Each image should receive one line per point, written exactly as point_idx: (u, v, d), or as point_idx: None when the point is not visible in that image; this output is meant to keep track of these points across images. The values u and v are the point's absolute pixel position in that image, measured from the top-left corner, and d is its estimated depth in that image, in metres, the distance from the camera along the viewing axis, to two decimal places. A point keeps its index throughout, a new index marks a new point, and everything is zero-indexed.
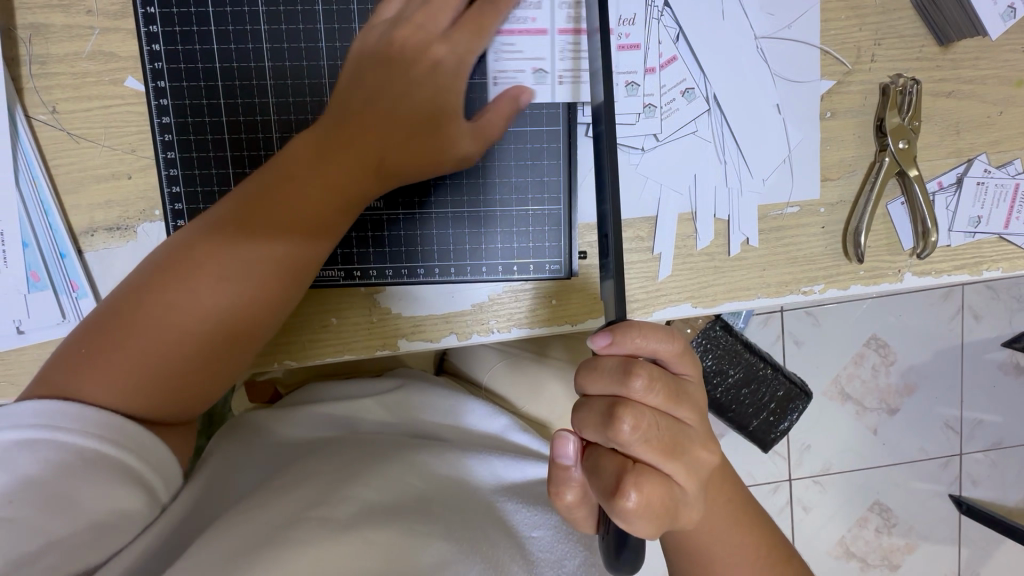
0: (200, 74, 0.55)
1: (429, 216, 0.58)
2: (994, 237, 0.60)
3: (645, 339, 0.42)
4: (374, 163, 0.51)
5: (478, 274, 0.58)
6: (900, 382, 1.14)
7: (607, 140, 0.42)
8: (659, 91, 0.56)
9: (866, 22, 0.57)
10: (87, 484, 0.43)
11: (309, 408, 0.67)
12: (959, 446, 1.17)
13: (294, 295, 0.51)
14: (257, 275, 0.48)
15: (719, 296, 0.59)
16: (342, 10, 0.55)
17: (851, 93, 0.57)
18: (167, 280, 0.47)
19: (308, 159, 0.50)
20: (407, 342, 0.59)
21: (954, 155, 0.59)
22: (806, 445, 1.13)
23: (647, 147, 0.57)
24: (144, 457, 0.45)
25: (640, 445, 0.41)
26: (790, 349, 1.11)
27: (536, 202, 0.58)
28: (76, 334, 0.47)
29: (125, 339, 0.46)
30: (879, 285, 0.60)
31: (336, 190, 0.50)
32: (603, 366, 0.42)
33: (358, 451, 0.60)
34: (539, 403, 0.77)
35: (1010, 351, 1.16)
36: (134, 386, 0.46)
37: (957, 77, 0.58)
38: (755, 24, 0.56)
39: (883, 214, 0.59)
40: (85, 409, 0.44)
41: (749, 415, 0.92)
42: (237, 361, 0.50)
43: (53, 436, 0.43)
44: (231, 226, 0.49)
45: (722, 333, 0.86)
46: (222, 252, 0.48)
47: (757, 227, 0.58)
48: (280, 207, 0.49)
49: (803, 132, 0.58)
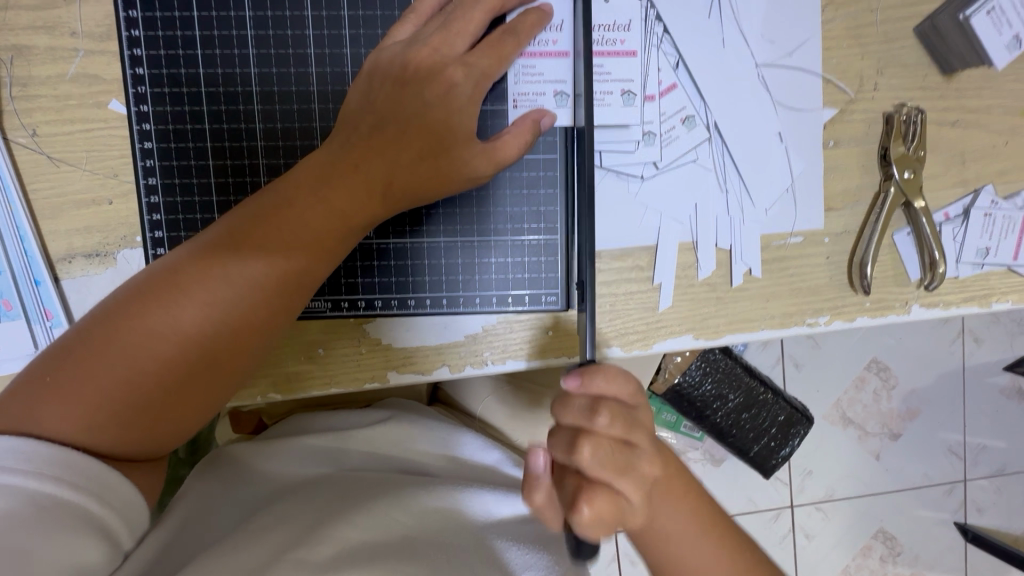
0: (187, 98, 0.54)
1: (421, 244, 0.56)
2: (1003, 269, 0.58)
3: (610, 381, 0.40)
4: (372, 191, 0.49)
5: (471, 304, 0.56)
6: (902, 407, 1.12)
7: (588, 179, 0.42)
8: (658, 119, 0.54)
9: (868, 50, 0.55)
10: (44, 534, 0.40)
11: (293, 441, 0.64)
12: (964, 472, 1.14)
13: (280, 326, 0.48)
14: (242, 306, 0.46)
15: (721, 328, 0.57)
16: (334, 35, 0.54)
17: (853, 122, 0.56)
18: (148, 306, 0.45)
19: (306, 183, 0.48)
20: (397, 374, 0.57)
21: (960, 185, 0.57)
22: (807, 471, 1.10)
23: (646, 176, 0.55)
24: (106, 498, 0.43)
25: (598, 470, 0.39)
26: (790, 371, 1.09)
27: (531, 230, 0.56)
28: (44, 360, 0.45)
29: (96, 369, 0.43)
30: (886, 317, 0.59)
31: (330, 217, 0.48)
32: (573, 403, 0.40)
33: (340, 490, 0.58)
34: (531, 434, 0.75)
35: (1013, 376, 1.14)
36: (107, 421, 0.43)
37: (961, 106, 0.56)
38: (756, 52, 0.55)
39: (888, 245, 0.58)
40: (44, 447, 0.41)
41: (749, 440, 0.91)
42: (217, 395, 0.48)
43: (4, 482, 0.40)
44: (218, 252, 0.46)
45: (722, 362, 0.84)
46: (205, 281, 0.45)
47: (760, 257, 0.57)
48: (273, 233, 0.47)
49: (805, 162, 0.56)
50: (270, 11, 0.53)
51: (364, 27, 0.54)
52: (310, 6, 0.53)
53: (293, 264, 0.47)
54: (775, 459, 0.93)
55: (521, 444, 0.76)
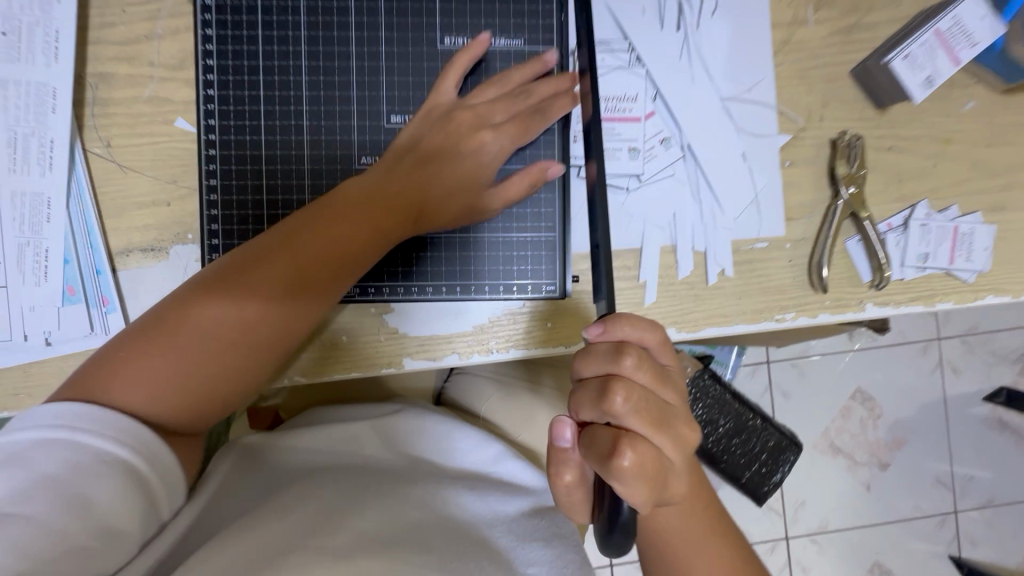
0: (245, 114, 0.62)
1: (438, 239, 0.63)
2: (942, 271, 0.67)
3: (632, 326, 0.40)
4: (402, 206, 0.57)
5: (481, 292, 0.63)
6: (888, 436, 1.43)
7: (598, 171, 0.50)
8: (641, 138, 0.64)
9: (814, 88, 0.66)
10: (104, 488, 0.45)
11: (306, 436, 0.71)
12: (955, 503, 1.44)
13: (316, 318, 0.55)
14: (285, 300, 0.53)
15: (700, 322, 0.65)
16: (373, 64, 0.63)
17: (805, 146, 0.66)
18: (211, 298, 0.52)
19: (349, 200, 0.56)
20: (412, 360, 0.63)
21: (898, 200, 0.67)
22: (800, 501, 1.41)
23: (631, 187, 0.64)
24: (154, 464, 0.48)
25: (633, 417, 0.37)
26: (778, 401, 1.42)
27: (534, 228, 0.63)
28: (111, 345, 0.51)
29: (162, 349, 0.50)
30: (844, 314, 0.67)
31: (365, 226, 0.56)
32: (596, 351, 0.39)
33: (352, 482, 0.64)
34: (531, 432, 0.80)
35: (990, 408, 1.45)
36: (168, 395, 0.50)
37: (895, 134, 0.67)
38: (720, 87, 0.65)
39: (841, 250, 0.67)
40: (111, 413, 0.47)
41: (740, 468, 1.11)
42: (258, 376, 0.54)
43: (74, 438, 0.45)
44: (266, 254, 0.53)
45: (715, 390, 1.06)
46: (254, 278, 0.52)
47: (732, 259, 0.65)
48: (322, 241, 0.54)
49: (766, 179, 0.66)
50: (321, 45, 0.63)
51: (398, 61, 0.64)
52: (353, 38, 0.63)
53: (332, 265, 0.54)
54: (764, 484, 1.12)
55: (522, 441, 0.80)
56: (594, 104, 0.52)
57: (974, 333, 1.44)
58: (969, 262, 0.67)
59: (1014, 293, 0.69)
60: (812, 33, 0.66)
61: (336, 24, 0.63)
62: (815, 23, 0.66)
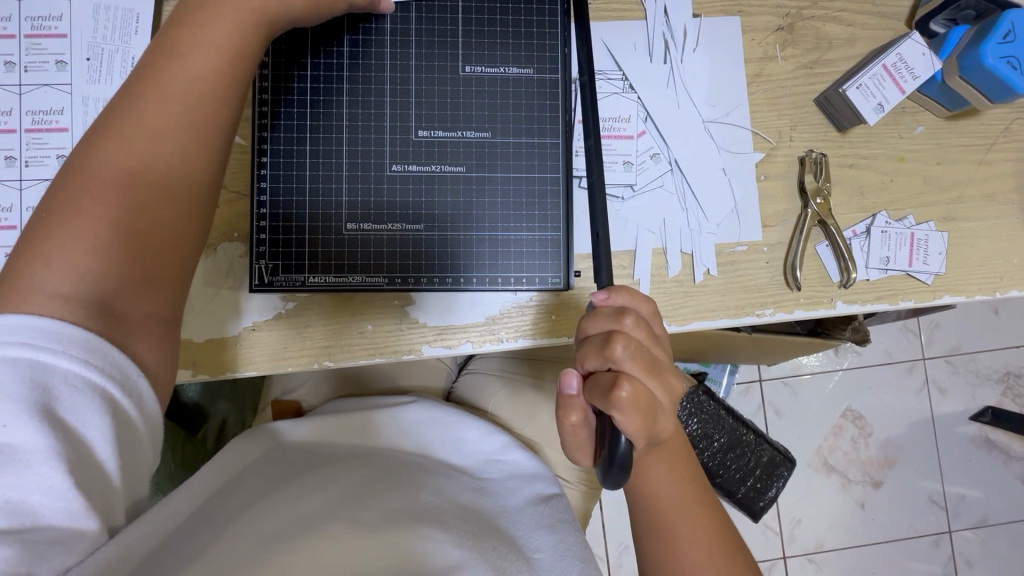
0: (287, 113, 0.65)
1: (457, 237, 0.67)
2: (903, 273, 0.75)
3: (630, 296, 0.50)
4: (253, 19, 0.55)
5: (496, 284, 0.68)
6: (880, 455, 1.48)
7: (597, 175, 0.60)
8: (635, 153, 0.73)
9: (784, 113, 0.76)
10: (88, 420, 0.43)
11: (328, 424, 0.76)
12: (948, 523, 1.48)
13: (229, 118, 0.55)
14: (191, 118, 0.52)
15: (689, 316, 0.73)
16: (403, 73, 0.66)
17: (778, 162, 0.76)
18: (98, 163, 0.49)
19: (169, 30, 0.54)
20: (429, 348, 0.69)
21: (860, 210, 0.76)
22: (797, 519, 1.46)
23: (626, 197, 0.73)
24: (139, 405, 0.46)
25: (630, 362, 0.46)
26: (772, 417, 1.48)
27: (544, 228, 0.68)
28: (24, 237, 0.48)
29: (64, 229, 0.47)
30: (817, 310, 0.75)
31: (229, 36, 0.54)
32: (601, 312, 0.49)
33: (370, 467, 0.68)
34: (534, 424, 0.88)
35: (977, 426, 1.50)
36: (89, 276, 0.47)
37: (854, 153, 0.76)
38: (702, 111, 0.75)
39: (813, 254, 0.75)
40: (60, 326, 0.44)
41: (736, 481, 1.22)
42: (200, 216, 0.53)
43: (40, 359, 0.42)
44: (147, 102, 0.51)
45: (709, 405, 1.16)
46: (152, 115, 0.51)
47: (715, 260, 0.74)
48: (184, 70, 0.52)
49: (744, 191, 0.75)
50: None
51: (425, 72, 0.67)
52: (388, 48, 0.66)
53: (210, 94, 0.53)
54: (760, 501, 1.26)
55: (525, 432, 0.87)
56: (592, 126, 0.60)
57: (955, 353, 1.51)
58: (926, 265, 0.76)
59: (969, 293, 0.77)
60: (780, 67, 0.76)
61: (370, 32, 0.66)
62: (783, 59, 0.76)
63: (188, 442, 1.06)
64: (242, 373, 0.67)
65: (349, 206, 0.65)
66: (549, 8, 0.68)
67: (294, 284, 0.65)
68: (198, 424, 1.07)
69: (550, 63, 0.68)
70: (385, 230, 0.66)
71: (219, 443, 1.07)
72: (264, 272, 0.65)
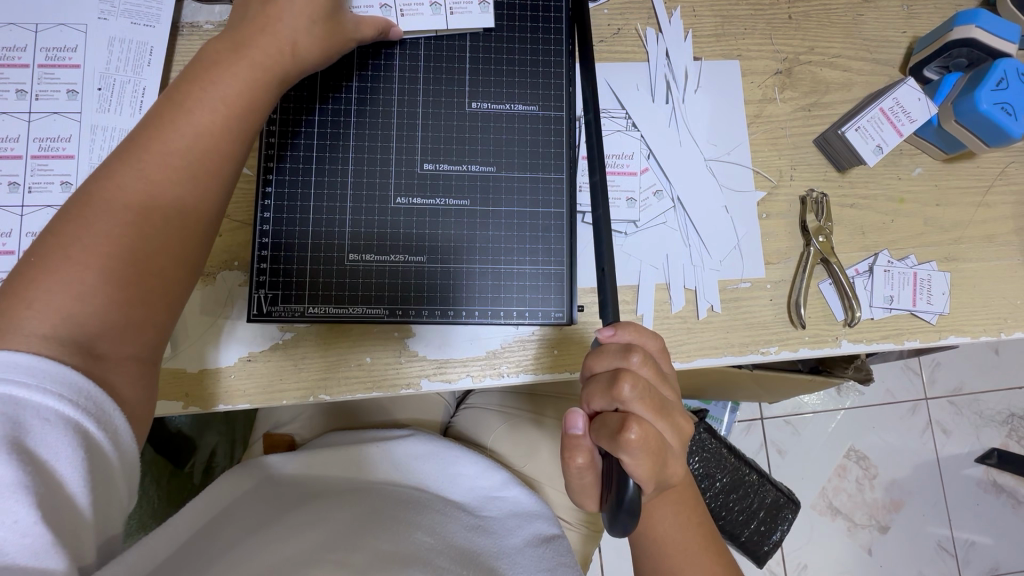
0: (294, 144, 0.65)
1: (462, 269, 0.66)
2: (907, 312, 0.75)
3: (638, 333, 0.49)
4: (264, 71, 0.55)
5: (499, 317, 0.67)
6: (887, 498, 1.44)
7: (603, 211, 0.59)
8: (638, 189, 0.74)
9: (784, 153, 0.77)
10: (59, 455, 0.41)
11: (323, 458, 0.74)
12: (959, 570, 1.43)
13: (231, 169, 0.54)
14: (194, 168, 0.52)
15: (692, 353, 0.72)
16: (411, 108, 0.67)
17: (779, 201, 0.76)
18: (91, 204, 0.49)
19: (181, 79, 0.53)
20: (429, 381, 0.67)
21: (862, 249, 0.76)
22: (803, 565, 1.40)
23: (630, 232, 0.73)
24: (113, 442, 0.44)
25: (637, 402, 0.45)
26: (776, 457, 1.44)
27: (546, 261, 0.67)
28: (14, 271, 0.47)
29: (49, 269, 0.46)
30: (823, 349, 0.74)
31: (238, 87, 0.54)
32: (608, 349, 0.48)
33: (364, 504, 0.65)
34: (534, 462, 0.85)
35: (984, 469, 1.47)
36: (69, 319, 0.45)
37: (854, 193, 0.77)
38: (703, 150, 0.76)
39: (816, 292, 0.75)
40: (37, 361, 0.42)
41: (740, 524, 1.18)
42: (191, 263, 0.52)
43: (11, 392, 0.41)
44: (147, 146, 0.51)
45: (711, 444, 1.14)
46: (151, 160, 0.50)
47: (719, 296, 0.73)
48: (189, 119, 0.52)
49: (747, 228, 0.75)
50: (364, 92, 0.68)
51: (433, 107, 0.68)
52: (396, 84, 0.67)
53: (212, 144, 0.52)
54: (764, 546, 1.21)
55: (525, 470, 0.85)
56: (597, 161, 0.61)
57: (958, 394, 1.49)
58: (930, 304, 0.75)
59: (974, 333, 0.76)
60: (779, 109, 0.78)
61: (380, 68, 0.67)
62: (782, 101, 0.78)
63: (173, 476, 1.02)
64: (235, 405, 0.65)
65: (352, 236, 0.65)
66: (554, 49, 0.70)
67: (294, 314, 0.64)
68: (186, 457, 1.04)
69: (555, 101, 0.69)
70: (387, 261, 0.65)
71: (206, 477, 1.04)
72: (264, 301, 0.64)
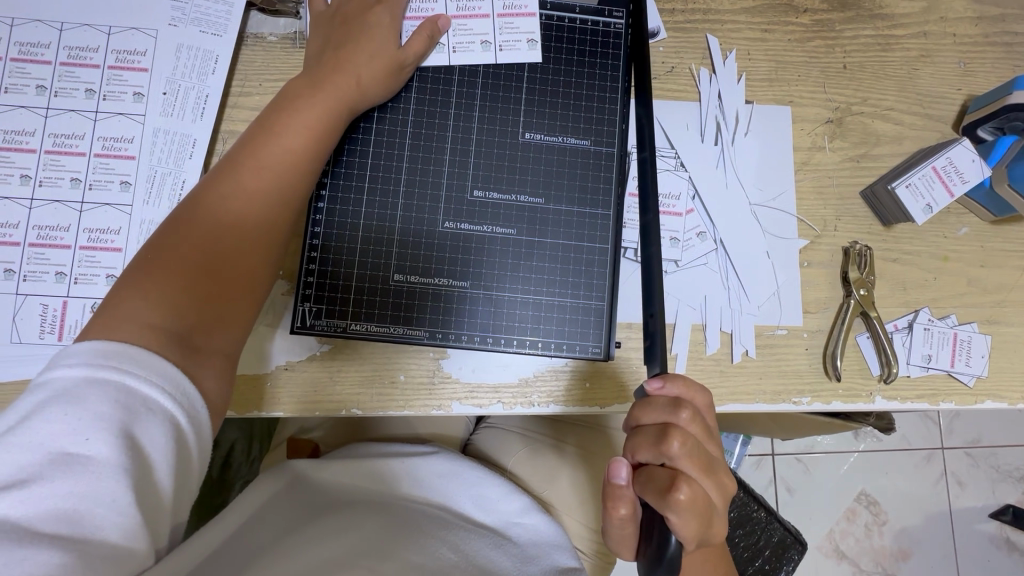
0: (349, 162, 0.66)
1: (505, 297, 0.67)
2: (944, 372, 0.74)
3: (687, 385, 0.50)
4: (341, 101, 0.62)
5: (535, 347, 0.67)
6: (896, 546, 1.42)
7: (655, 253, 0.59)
8: (682, 229, 0.74)
9: (829, 204, 0.77)
10: (154, 444, 0.44)
11: (349, 464, 0.75)
12: None
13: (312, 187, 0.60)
14: (283, 185, 0.58)
15: (724, 397, 0.72)
16: (466, 133, 0.68)
17: (822, 250, 0.76)
18: (198, 215, 0.55)
19: (273, 108, 0.60)
20: (459, 404, 0.68)
21: (903, 305, 0.76)
22: None
23: (670, 270, 0.74)
24: (198, 438, 0.47)
25: (685, 459, 0.46)
26: (785, 496, 1.43)
27: (586, 295, 0.68)
28: (128, 271, 0.52)
29: (160, 270, 0.52)
30: (856, 403, 0.73)
31: (320, 114, 0.60)
32: (656, 402, 0.48)
33: (388, 519, 0.65)
34: (553, 489, 0.85)
35: (998, 525, 1.44)
36: (173, 316, 0.51)
37: (898, 248, 0.77)
38: (749, 194, 0.76)
39: (853, 345, 0.74)
40: (144, 354, 0.46)
41: (745, 561, 1.15)
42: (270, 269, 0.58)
43: (123, 381, 0.44)
44: (243, 167, 0.57)
45: None
46: (249, 179, 0.57)
47: (754, 341, 0.73)
48: (280, 143, 0.58)
49: (787, 275, 0.75)
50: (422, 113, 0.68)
51: (487, 134, 0.68)
52: (454, 109, 0.68)
53: (297, 165, 0.59)
54: None
55: (543, 495, 0.85)
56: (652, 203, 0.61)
57: (976, 446, 1.47)
58: (968, 366, 0.74)
59: (1010, 399, 0.75)
60: (828, 157, 0.78)
61: (439, 93, 0.68)
62: (831, 150, 0.78)
63: None
64: (270, 412, 0.66)
65: (399, 257, 0.66)
66: (610, 85, 0.71)
67: (335, 329, 0.65)
68: None
69: (607, 136, 0.70)
70: (431, 283, 0.66)
71: (224, 472, 1.05)
72: (308, 315, 0.65)
